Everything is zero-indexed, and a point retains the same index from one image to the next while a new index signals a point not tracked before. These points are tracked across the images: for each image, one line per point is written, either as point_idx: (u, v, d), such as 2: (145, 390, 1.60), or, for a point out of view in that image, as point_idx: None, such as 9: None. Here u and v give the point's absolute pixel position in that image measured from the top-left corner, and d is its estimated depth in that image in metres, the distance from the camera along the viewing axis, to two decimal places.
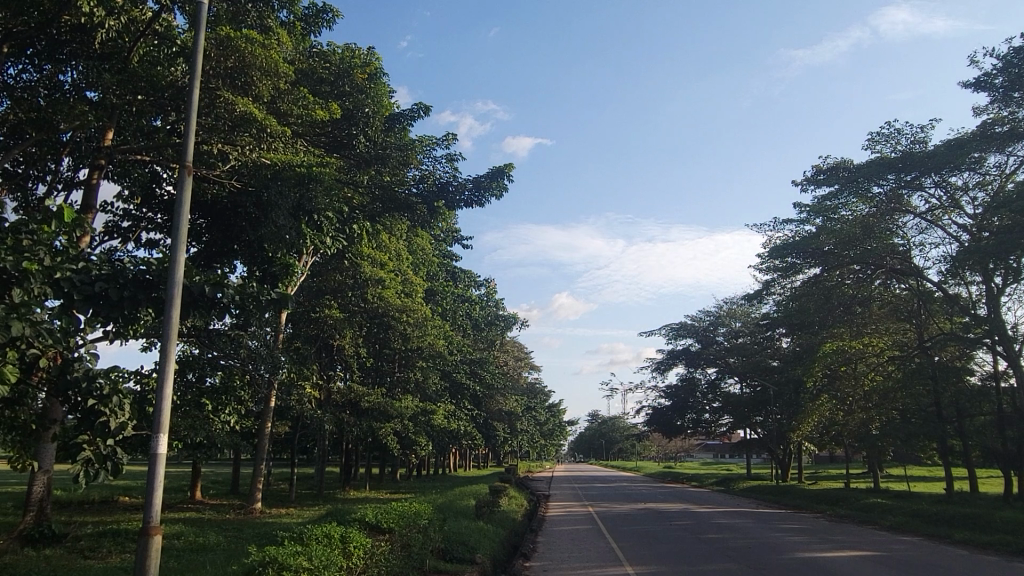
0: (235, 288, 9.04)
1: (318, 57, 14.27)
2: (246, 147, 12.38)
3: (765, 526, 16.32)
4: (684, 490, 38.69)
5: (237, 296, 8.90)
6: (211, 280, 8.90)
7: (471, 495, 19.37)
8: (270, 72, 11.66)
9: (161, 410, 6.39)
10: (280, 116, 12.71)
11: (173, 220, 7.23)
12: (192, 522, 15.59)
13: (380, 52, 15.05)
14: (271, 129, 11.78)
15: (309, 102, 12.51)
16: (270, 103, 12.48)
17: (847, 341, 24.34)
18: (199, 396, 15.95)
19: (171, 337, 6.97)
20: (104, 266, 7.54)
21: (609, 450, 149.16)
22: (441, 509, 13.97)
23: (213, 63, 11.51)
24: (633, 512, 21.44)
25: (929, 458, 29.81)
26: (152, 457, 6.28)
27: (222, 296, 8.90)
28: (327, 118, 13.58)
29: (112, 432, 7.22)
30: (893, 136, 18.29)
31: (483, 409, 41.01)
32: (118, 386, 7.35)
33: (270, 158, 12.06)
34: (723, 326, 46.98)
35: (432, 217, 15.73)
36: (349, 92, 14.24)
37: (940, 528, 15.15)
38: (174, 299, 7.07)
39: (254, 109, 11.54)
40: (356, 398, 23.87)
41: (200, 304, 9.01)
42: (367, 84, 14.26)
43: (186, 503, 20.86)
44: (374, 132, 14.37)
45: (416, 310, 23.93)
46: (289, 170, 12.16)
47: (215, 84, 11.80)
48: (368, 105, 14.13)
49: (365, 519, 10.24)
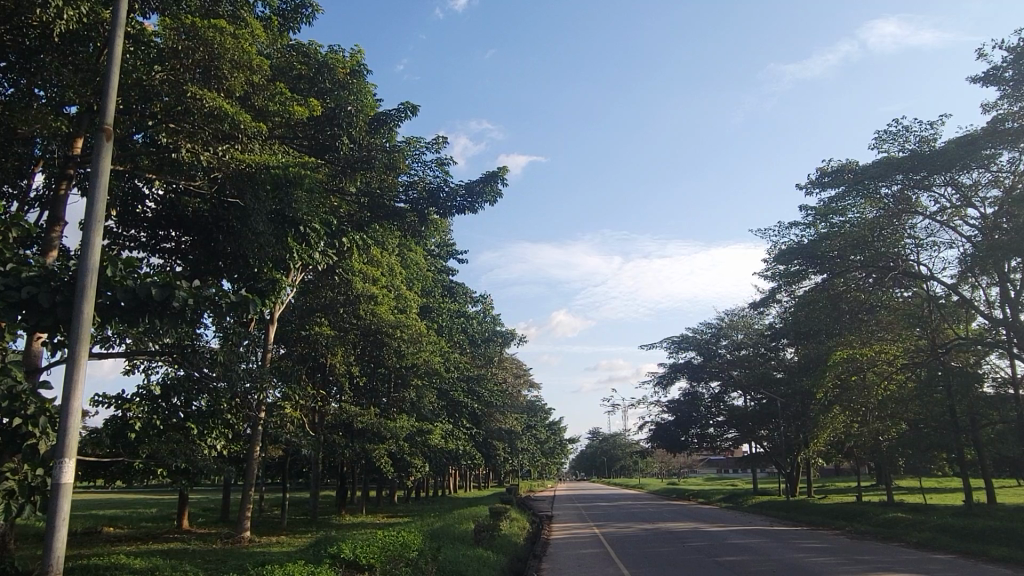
0: (189, 290, 7.90)
1: (299, 54, 13.51)
2: (214, 146, 11.66)
3: (782, 546, 15.44)
4: (693, 507, 37.75)
5: (189, 299, 7.70)
6: (162, 280, 7.78)
7: (469, 518, 18.49)
8: (243, 65, 11.00)
9: (64, 432, 5.87)
10: (255, 112, 12.01)
11: (88, 202, 6.46)
12: (172, 554, 14.66)
13: (362, 49, 14.36)
14: (243, 124, 11.01)
15: (286, 98, 11.85)
16: (245, 100, 11.80)
17: (859, 349, 22.81)
18: (184, 420, 16.47)
19: (83, 336, 6.18)
20: (37, 267, 7.08)
21: (612, 467, 147.91)
22: (437, 536, 13.08)
23: (183, 56, 10.80)
24: (643, 533, 20.51)
25: (941, 469, 29.00)
26: (56, 489, 5.78)
27: (173, 300, 7.70)
28: (307, 117, 12.97)
29: (40, 455, 7.85)
30: (901, 134, 17.64)
31: (482, 428, 40.11)
32: (45, 404, 7.76)
33: (242, 158, 11.35)
34: (726, 338, 46.20)
35: (423, 227, 15.13)
36: (331, 88, 13.52)
37: (972, 543, 14.28)
38: (86, 292, 6.29)
39: (223, 103, 10.78)
40: (349, 419, 23.00)
41: (149, 309, 7.87)
42: (349, 80, 13.55)
43: (172, 532, 19.98)
44: (359, 132, 13.62)
45: (410, 326, 23.16)
46: (265, 173, 11.44)
47: (183, 76, 11.00)
48: (351, 103, 13.39)
49: (341, 556, 9.35)
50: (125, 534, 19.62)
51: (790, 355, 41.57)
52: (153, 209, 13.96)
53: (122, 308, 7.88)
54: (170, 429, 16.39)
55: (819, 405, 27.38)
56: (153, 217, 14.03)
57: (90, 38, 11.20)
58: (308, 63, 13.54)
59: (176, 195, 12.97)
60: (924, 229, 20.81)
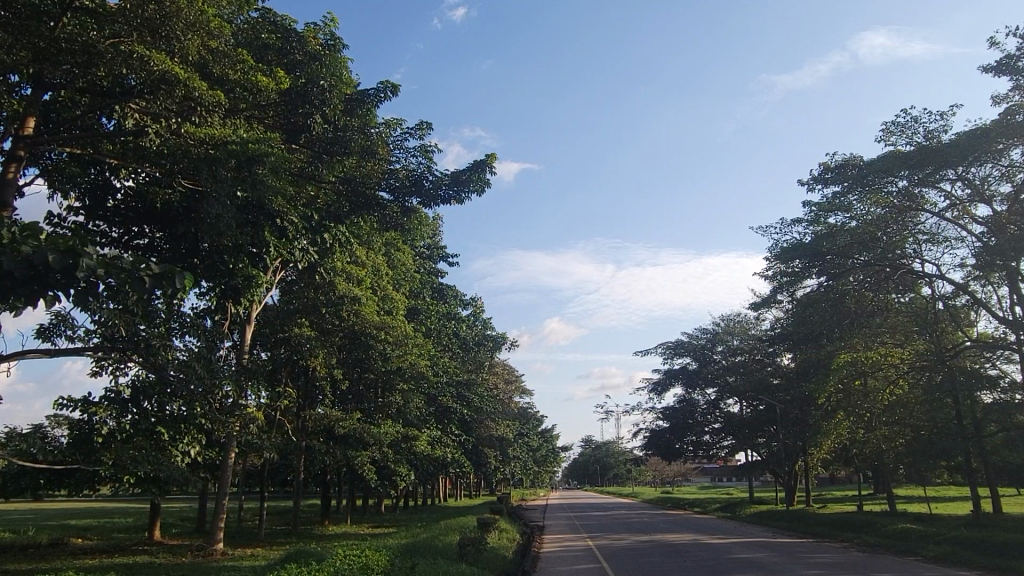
0: (98, 259, 6.54)
1: (267, 22, 12.78)
2: (170, 119, 10.90)
3: (791, 561, 14.58)
4: (690, 518, 36.83)
5: (96, 269, 6.35)
6: (61, 243, 6.36)
7: (457, 530, 17.58)
8: (198, 26, 10.37)
9: None
10: (214, 81, 11.33)
11: None
12: (132, 570, 13.61)
13: (336, 18, 13.50)
14: (197, 90, 10.21)
15: (249, 66, 11.14)
16: (202, 67, 11.11)
17: (863, 353, 23.23)
18: (154, 424, 15.50)
19: None
20: None
21: (605, 476, 147.05)
22: (416, 553, 12.22)
23: (130, 14, 10.02)
24: (640, 546, 19.72)
25: (941, 479, 28.24)
26: None
27: (77, 270, 6.29)
28: (274, 92, 12.22)
29: None
30: (909, 126, 16.92)
31: (472, 435, 39.13)
32: None
33: (197, 132, 10.49)
34: (722, 344, 45.52)
35: (405, 217, 14.21)
36: (301, 61, 12.73)
37: (996, 559, 13.36)
38: None
39: (174, 65, 9.98)
40: (332, 424, 22.07)
41: (48, 280, 6.52)
42: (322, 51, 12.75)
43: (142, 544, 19.00)
44: (332, 111, 12.96)
45: (395, 327, 22.30)
46: (224, 148, 10.53)
47: (130, 37, 10.19)
48: (324, 77, 12.59)
49: None
50: (94, 546, 18.59)
51: (787, 360, 40.85)
52: (122, 201, 12.98)
53: (14, 279, 6.44)
54: (139, 434, 15.49)
55: (820, 411, 26.61)
56: (126, 213, 13.09)
57: (49, 12, 9.77)
58: (277, 34, 12.78)
59: (144, 185, 12.14)
60: (933, 227, 20.14)
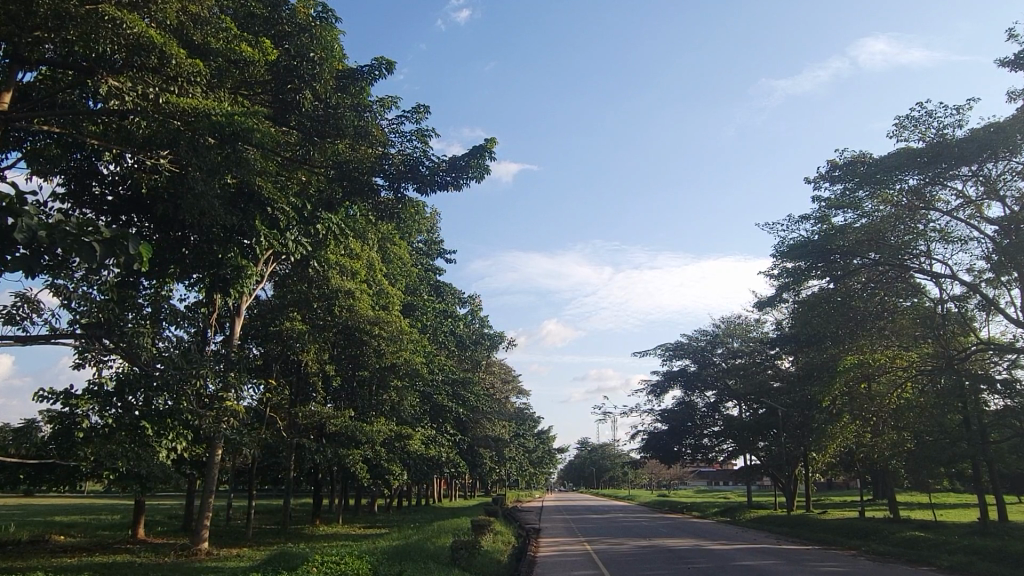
0: (39, 221, 5.83)
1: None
2: (148, 89, 10.34)
3: (798, 569, 14.06)
4: (688, 523, 36.34)
5: (37, 230, 5.66)
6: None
7: (450, 532, 17.10)
8: None
9: None
10: (194, 50, 10.88)
11: None
12: (111, 570, 13.09)
13: None
14: (174, 55, 9.82)
15: (231, 33, 10.81)
16: (182, 35, 10.68)
17: (869, 355, 22.69)
18: (137, 419, 14.67)
19: None
20: None
21: (601, 478, 146.61)
22: (409, 556, 11.74)
23: None
24: (638, 551, 19.22)
25: (944, 484, 27.75)
26: None
27: (14, 231, 5.61)
28: (259, 65, 11.78)
29: None
30: (924, 121, 16.39)
31: (467, 435, 38.56)
32: None
33: (178, 102, 9.97)
34: (722, 346, 45.07)
35: (401, 205, 13.58)
36: (289, 32, 12.27)
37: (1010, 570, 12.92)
38: None
39: (150, 29, 9.54)
40: (323, 421, 21.50)
41: None
42: (312, 23, 12.25)
43: (125, 542, 18.42)
44: (323, 88, 12.45)
45: (390, 322, 21.77)
46: (205, 121, 9.96)
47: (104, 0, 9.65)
48: (314, 50, 12.12)
49: None
50: (77, 544, 17.99)
51: (787, 364, 40.41)
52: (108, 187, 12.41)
53: None
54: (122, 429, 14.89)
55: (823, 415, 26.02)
56: (112, 200, 12.50)
57: None
58: (265, 6, 12.30)
59: (130, 169, 11.52)
60: (942, 226, 19.60)
